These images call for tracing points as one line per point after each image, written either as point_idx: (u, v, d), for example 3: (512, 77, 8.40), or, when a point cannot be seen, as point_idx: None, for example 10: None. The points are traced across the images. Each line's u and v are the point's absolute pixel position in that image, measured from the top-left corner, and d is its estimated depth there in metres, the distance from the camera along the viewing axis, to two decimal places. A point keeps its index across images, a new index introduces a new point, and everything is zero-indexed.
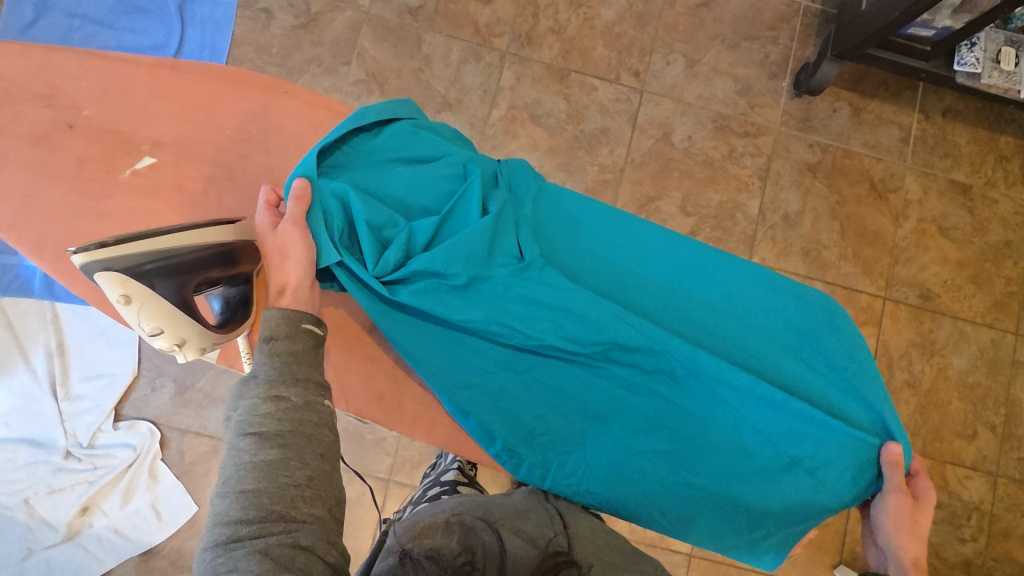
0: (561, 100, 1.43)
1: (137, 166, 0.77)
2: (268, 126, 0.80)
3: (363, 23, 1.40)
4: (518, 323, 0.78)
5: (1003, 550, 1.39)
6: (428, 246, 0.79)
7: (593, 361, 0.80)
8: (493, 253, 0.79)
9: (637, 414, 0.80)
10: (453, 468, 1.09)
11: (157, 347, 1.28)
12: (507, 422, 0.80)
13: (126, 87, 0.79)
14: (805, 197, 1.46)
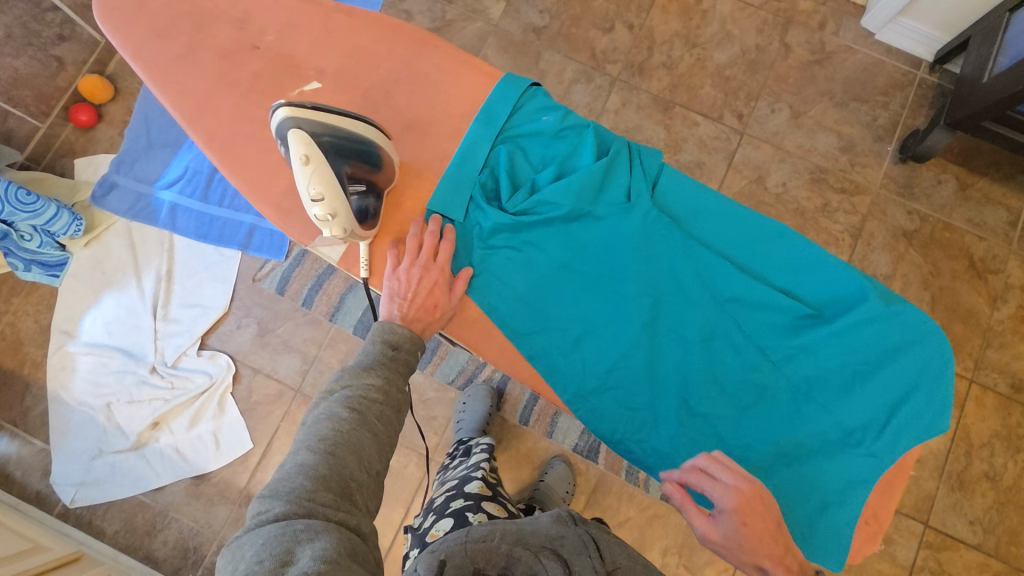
0: (662, 129, 1.48)
1: (303, 88, 0.86)
2: (416, 86, 0.88)
3: (490, 34, 1.52)
4: (607, 270, 0.82)
5: None
6: (537, 181, 0.83)
7: (675, 320, 0.82)
8: (596, 199, 0.82)
9: (710, 379, 0.81)
10: (478, 477, 1.01)
11: (250, 290, 1.37)
12: (580, 363, 0.82)
13: (306, 34, 0.88)
14: (897, 262, 1.42)
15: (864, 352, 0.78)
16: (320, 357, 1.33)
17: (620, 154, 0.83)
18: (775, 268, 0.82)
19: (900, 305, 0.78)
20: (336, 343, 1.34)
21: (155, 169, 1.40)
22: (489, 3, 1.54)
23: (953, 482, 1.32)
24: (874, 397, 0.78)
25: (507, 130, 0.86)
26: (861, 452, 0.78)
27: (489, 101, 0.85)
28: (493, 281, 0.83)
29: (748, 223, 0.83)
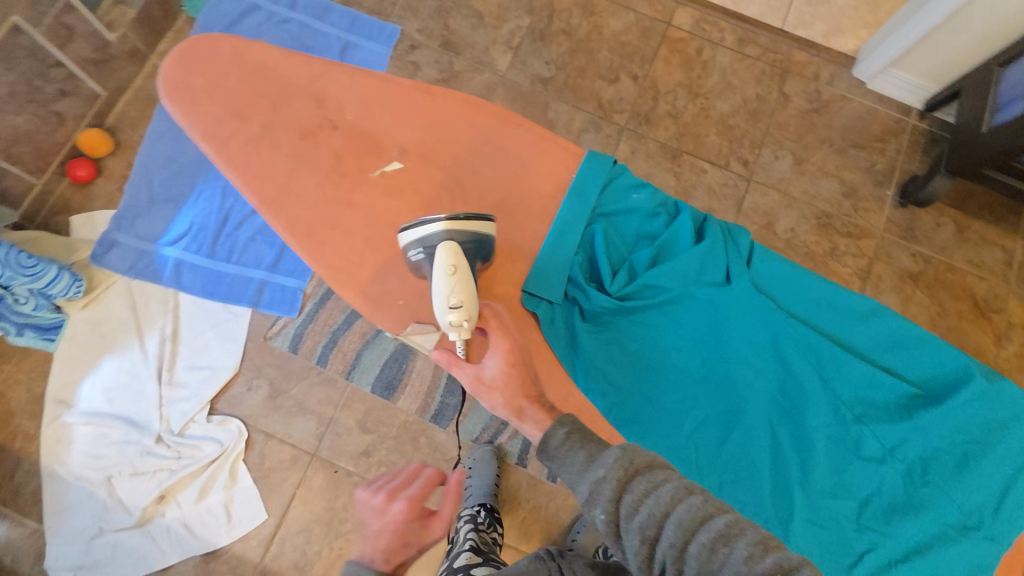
0: (671, 176, 1.50)
1: (385, 168, 0.86)
2: (454, 153, 0.87)
3: (498, 86, 1.54)
4: (707, 350, 0.84)
5: None
6: (636, 263, 0.85)
7: (776, 399, 0.83)
8: (697, 280, 0.84)
9: (818, 460, 0.80)
10: (466, 550, 0.99)
11: (261, 349, 1.32)
12: (685, 447, 0.81)
13: (341, 102, 0.88)
14: (904, 303, 1.46)
15: (967, 428, 0.79)
16: (337, 418, 1.28)
17: (716, 235, 0.86)
18: (870, 345, 0.84)
19: (994, 380, 0.81)
20: (353, 403, 1.29)
21: (157, 225, 1.35)
22: (495, 55, 1.56)
23: None
24: (981, 475, 0.78)
25: (600, 210, 0.87)
26: (980, 535, 0.77)
27: (577, 179, 0.87)
28: (599, 363, 0.82)
29: (839, 300, 0.86)
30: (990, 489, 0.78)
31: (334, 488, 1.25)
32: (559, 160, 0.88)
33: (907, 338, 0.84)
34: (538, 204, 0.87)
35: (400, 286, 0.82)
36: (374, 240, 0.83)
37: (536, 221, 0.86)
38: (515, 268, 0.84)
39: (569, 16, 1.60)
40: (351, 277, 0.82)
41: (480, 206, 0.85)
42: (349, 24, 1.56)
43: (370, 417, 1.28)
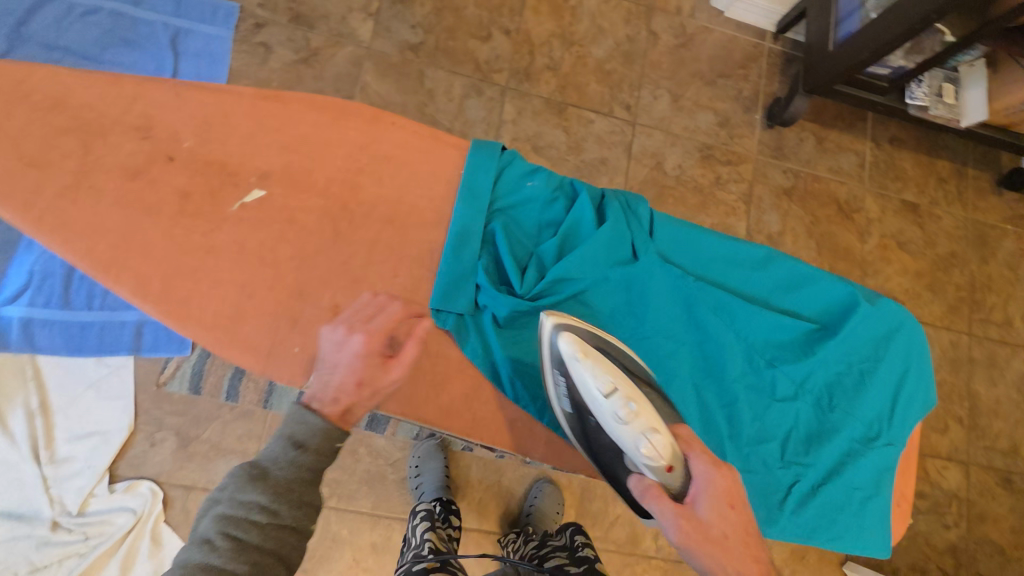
0: (561, 132, 1.49)
1: (245, 200, 0.76)
2: (325, 164, 0.79)
3: (365, 59, 1.41)
4: (626, 330, 0.81)
5: (981, 533, 1.55)
6: (540, 255, 0.81)
7: (698, 364, 0.82)
8: (606, 260, 0.80)
9: (745, 416, 0.81)
10: (424, 553, 0.94)
11: (156, 398, 1.17)
12: None
13: (176, 126, 0.77)
14: (784, 218, 1.59)
15: (862, 353, 0.84)
16: (264, 451, 1.18)
17: (613, 210, 0.83)
18: (773, 290, 0.86)
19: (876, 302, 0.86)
20: (277, 431, 1.19)
21: None
22: (354, 24, 1.42)
23: None
24: (878, 394, 0.84)
25: (495, 206, 0.81)
26: (883, 444, 0.82)
27: (467, 177, 0.80)
28: (521, 368, 0.77)
29: (740, 254, 0.86)
30: (885, 403, 0.84)
31: None
32: (443, 155, 0.84)
33: (803, 280, 0.86)
34: (429, 203, 0.81)
35: (293, 332, 0.72)
36: (251, 279, 0.73)
37: (431, 223, 0.80)
38: (419, 280, 0.77)
39: None
40: (233, 329, 0.71)
41: (366, 219, 0.78)
42: (174, 8, 1.35)
43: None
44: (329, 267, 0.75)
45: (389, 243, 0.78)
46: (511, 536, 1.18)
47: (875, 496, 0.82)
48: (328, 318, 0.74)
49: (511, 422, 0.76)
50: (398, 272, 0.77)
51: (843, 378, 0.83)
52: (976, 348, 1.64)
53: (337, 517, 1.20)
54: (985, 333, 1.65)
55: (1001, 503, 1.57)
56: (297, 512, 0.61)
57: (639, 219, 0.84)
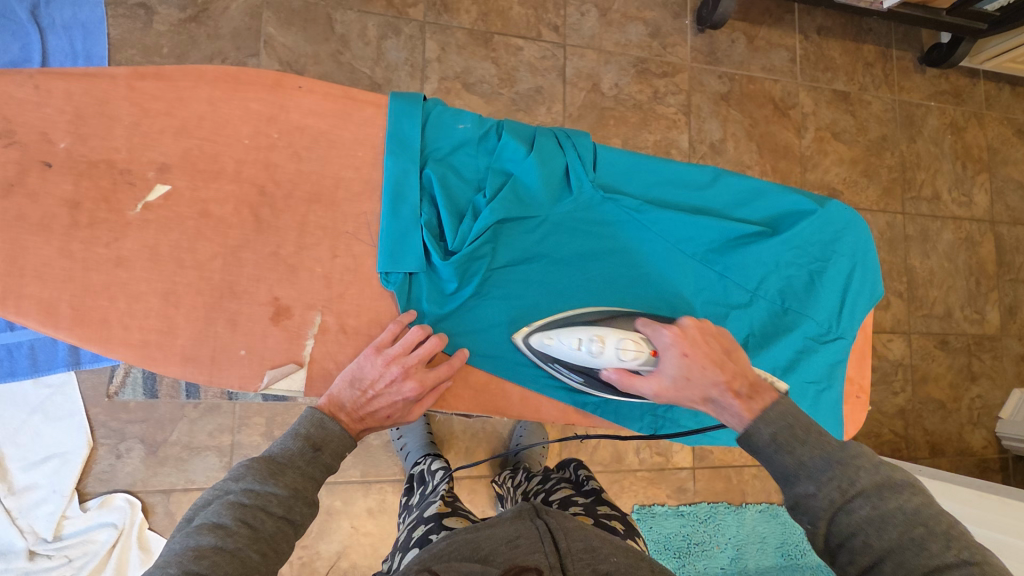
0: (490, 64, 1.41)
1: (148, 198, 0.69)
2: (230, 144, 0.71)
3: (263, 8, 1.27)
4: (572, 267, 0.78)
5: (925, 393, 1.70)
6: (480, 202, 0.74)
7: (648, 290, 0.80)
8: (546, 200, 0.76)
9: None
10: (437, 501, 0.89)
11: (110, 410, 1.10)
12: (572, 368, 0.79)
13: (43, 125, 0.67)
14: (724, 124, 1.58)
15: (811, 256, 0.83)
16: (240, 442, 1.14)
17: (547, 143, 0.77)
18: (721, 203, 0.82)
19: (827, 202, 0.84)
20: (249, 419, 1.14)
21: None
22: None
23: None
24: (828, 293, 0.83)
25: (427, 151, 0.74)
26: (835, 339, 0.83)
27: (391, 127, 0.73)
28: (470, 321, 0.75)
29: (687, 172, 0.81)
30: (835, 301, 0.83)
31: None
32: (363, 116, 0.75)
33: (750, 190, 0.82)
34: (356, 172, 0.73)
35: (234, 334, 0.69)
36: (174, 286, 0.68)
37: (361, 194, 0.73)
38: (361, 259, 0.72)
39: None
40: (167, 343, 0.67)
41: (288, 201, 0.71)
42: None
43: (276, 425, 1.15)
44: (258, 259, 0.70)
45: (320, 223, 0.72)
46: (508, 476, 1.18)
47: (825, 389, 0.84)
48: (269, 313, 0.70)
49: (483, 386, 0.75)
50: (336, 253, 0.72)
51: (793, 283, 0.82)
52: (910, 226, 1.73)
53: (328, 492, 1.20)
54: (917, 210, 1.74)
55: (939, 362, 1.72)
56: (232, 534, 0.52)
57: (579, 149, 0.78)
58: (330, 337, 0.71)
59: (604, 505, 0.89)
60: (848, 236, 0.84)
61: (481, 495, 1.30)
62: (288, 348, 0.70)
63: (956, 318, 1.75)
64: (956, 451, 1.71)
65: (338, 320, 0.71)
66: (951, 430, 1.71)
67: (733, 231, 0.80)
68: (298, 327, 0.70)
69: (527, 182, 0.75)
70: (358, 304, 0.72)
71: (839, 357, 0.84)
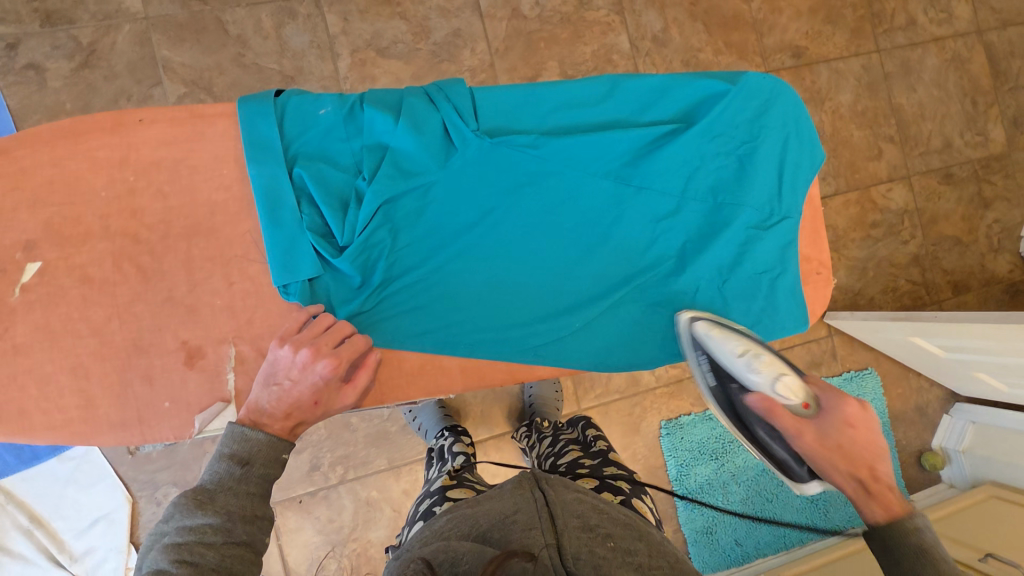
0: (399, 21, 1.32)
1: (23, 280, 0.68)
2: (87, 202, 0.69)
3: (150, 32, 1.21)
4: (480, 222, 0.75)
5: (937, 233, 1.63)
6: (363, 185, 0.71)
7: (569, 224, 0.77)
8: (431, 164, 0.72)
9: (626, 254, 0.78)
10: (442, 474, 0.87)
11: (138, 464, 1.15)
12: (509, 327, 0.75)
13: None
14: (663, 13, 1.46)
15: (729, 142, 0.78)
16: None
17: (417, 103, 0.72)
18: (622, 112, 0.76)
19: (741, 77, 0.78)
20: None
21: None
22: None
23: None
24: (761, 174, 0.78)
25: (292, 147, 0.71)
26: (779, 221, 0.80)
27: (247, 134, 0.70)
28: (388, 308, 0.73)
29: (577, 90, 0.76)
30: (770, 181, 0.79)
31: (308, 516, 1.22)
32: (216, 131, 0.72)
33: (649, 91, 0.77)
34: (226, 193, 0.71)
35: (154, 389, 0.69)
36: (79, 359, 0.68)
37: (238, 214, 0.71)
38: (259, 279, 0.71)
39: None
40: (91, 417, 0.68)
41: (166, 242, 0.70)
42: None
43: None
44: (154, 309, 0.69)
45: (206, 255, 0.70)
46: (523, 433, 1.20)
47: (780, 273, 0.80)
48: (181, 359, 0.69)
49: (420, 369, 0.73)
50: (232, 280, 0.71)
51: (718, 175, 0.79)
52: (888, 62, 1.60)
53: (361, 486, 1.24)
54: (893, 44, 1.61)
55: (948, 199, 1.64)
56: None
57: (454, 99, 0.73)
58: (252, 366, 0.70)
59: (611, 466, 0.86)
60: (766, 109, 0.79)
61: (509, 451, 1.32)
62: (209, 389, 0.69)
63: (956, 147, 1.64)
64: (981, 284, 1.64)
65: (254, 346, 0.71)
66: (972, 264, 1.64)
67: (640, 139, 0.76)
68: (216, 364, 0.70)
69: (405, 150, 0.71)
70: (269, 325, 0.71)
71: (789, 238, 0.80)
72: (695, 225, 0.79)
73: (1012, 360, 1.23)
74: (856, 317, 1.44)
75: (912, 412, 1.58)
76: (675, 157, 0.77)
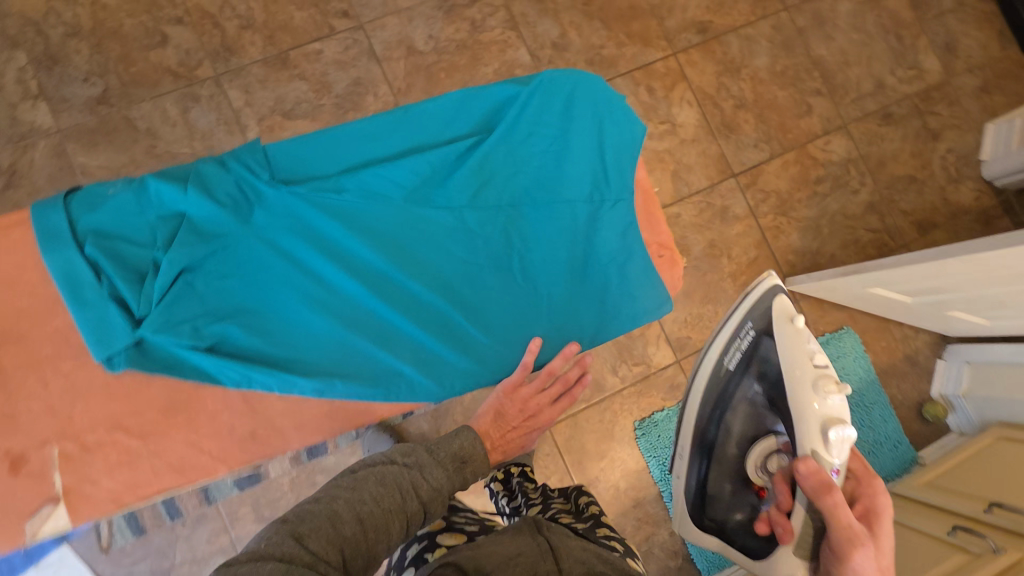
0: (299, 82, 1.36)
1: None
2: None
3: (64, 142, 1.27)
4: (292, 263, 0.87)
5: (889, 176, 1.57)
6: (161, 253, 0.82)
7: (387, 245, 0.89)
8: (227, 220, 0.84)
9: (451, 262, 0.91)
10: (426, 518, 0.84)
11: (113, 561, 1.15)
12: (340, 349, 0.87)
13: None
14: (558, 18, 1.47)
15: (512, 146, 0.92)
16: (238, 536, 1.19)
17: (208, 170, 0.84)
18: (411, 140, 0.91)
19: (519, 84, 0.92)
20: (237, 512, 1.20)
21: None
22: (29, 115, 1.26)
23: (723, 132, 1.51)
24: (553, 168, 0.93)
25: (84, 231, 0.81)
26: (600, 203, 0.92)
27: (38, 226, 0.80)
28: (216, 359, 0.84)
29: (369, 130, 0.90)
30: (568, 171, 0.92)
31: None
32: (15, 238, 0.82)
33: (432, 119, 0.92)
34: (32, 297, 0.82)
35: None
36: None
37: (51, 312, 0.83)
38: (74, 373, 0.82)
39: (57, 13, 1.29)
40: None
41: None
42: None
43: (263, 507, 1.21)
44: None
45: (18, 361, 0.81)
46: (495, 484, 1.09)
47: (599, 251, 0.93)
48: (7, 468, 0.80)
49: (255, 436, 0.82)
50: (47, 381, 0.81)
51: (511, 176, 0.92)
52: (799, 18, 1.58)
53: None
54: None
55: (892, 139, 1.59)
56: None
57: (250, 160, 0.86)
58: (77, 462, 0.82)
59: (603, 529, 0.82)
60: (546, 110, 0.92)
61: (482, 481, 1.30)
62: (38, 491, 0.80)
63: (890, 85, 1.60)
64: (948, 217, 1.58)
65: (77, 442, 0.82)
66: (933, 199, 1.58)
67: (431, 159, 0.90)
68: (41, 467, 0.80)
69: (200, 214, 0.83)
70: (85, 419, 0.82)
71: (598, 217, 0.93)
72: (506, 225, 0.92)
73: (995, 291, 1.16)
74: (819, 278, 1.38)
75: (901, 363, 1.51)
76: (470, 169, 0.90)
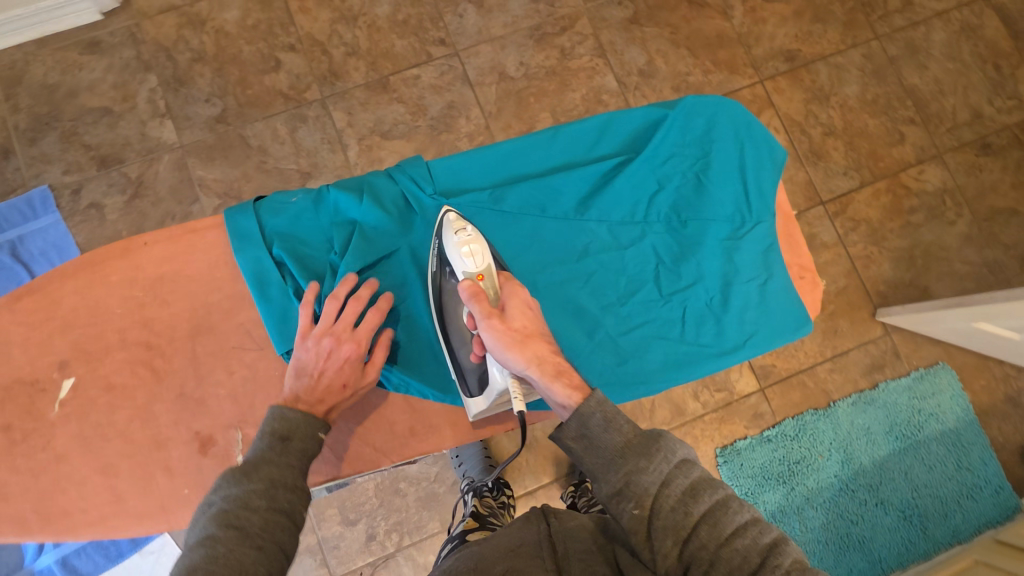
0: (398, 105, 1.43)
1: (59, 397, 0.80)
2: (107, 320, 0.82)
3: (185, 157, 1.37)
4: None
5: (988, 208, 1.52)
6: (336, 257, 0.84)
7: (545, 260, 0.87)
8: (396, 229, 0.85)
9: (610, 279, 0.87)
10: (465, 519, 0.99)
11: None
12: None
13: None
14: (645, 46, 1.50)
15: (669, 164, 0.91)
16: (325, 536, 1.24)
17: (379, 183, 0.86)
18: (568, 157, 0.91)
19: (674, 105, 0.92)
20: (324, 513, 1.25)
21: (17, 550, 1.18)
22: (157, 131, 1.38)
23: (812, 159, 1.50)
24: (711, 189, 0.90)
25: (268, 232, 0.83)
26: (755, 225, 0.89)
27: (232, 228, 0.83)
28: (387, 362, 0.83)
29: (529, 148, 0.91)
30: (725, 191, 0.90)
31: None
32: (207, 240, 0.85)
33: (586, 139, 0.92)
34: (221, 292, 0.84)
35: (173, 479, 0.79)
36: (107, 459, 0.79)
37: (232, 308, 0.83)
38: (256, 364, 0.82)
39: (185, 40, 1.41)
40: (121, 509, 0.78)
41: (173, 344, 0.82)
42: None
43: (348, 509, 1.25)
44: (168, 406, 0.80)
45: (207, 350, 0.82)
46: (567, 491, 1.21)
47: (761, 273, 0.88)
48: (196, 447, 0.80)
49: (410, 431, 0.83)
50: (232, 369, 0.82)
51: (668, 194, 0.90)
52: (890, 46, 1.56)
53: (418, 551, 1.25)
54: (891, 27, 1.57)
55: (991, 170, 1.53)
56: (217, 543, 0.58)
57: (415, 174, 0.87)
58: None
59: None
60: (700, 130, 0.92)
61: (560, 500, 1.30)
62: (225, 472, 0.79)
63: (988, 114, 1.55)
64: None
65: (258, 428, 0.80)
66: None
67: (588, 175, 0.89)
68: (225, 449, 0.80)
69: (371, 222, 0.84)
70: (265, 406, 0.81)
71: (757, 238, 0.89)
72: (668, 244, 0.89)
73: None
74: (918, 310, 1.33)
75: (1003, 403, 1.43)
76: (628, 185, 0.89)
